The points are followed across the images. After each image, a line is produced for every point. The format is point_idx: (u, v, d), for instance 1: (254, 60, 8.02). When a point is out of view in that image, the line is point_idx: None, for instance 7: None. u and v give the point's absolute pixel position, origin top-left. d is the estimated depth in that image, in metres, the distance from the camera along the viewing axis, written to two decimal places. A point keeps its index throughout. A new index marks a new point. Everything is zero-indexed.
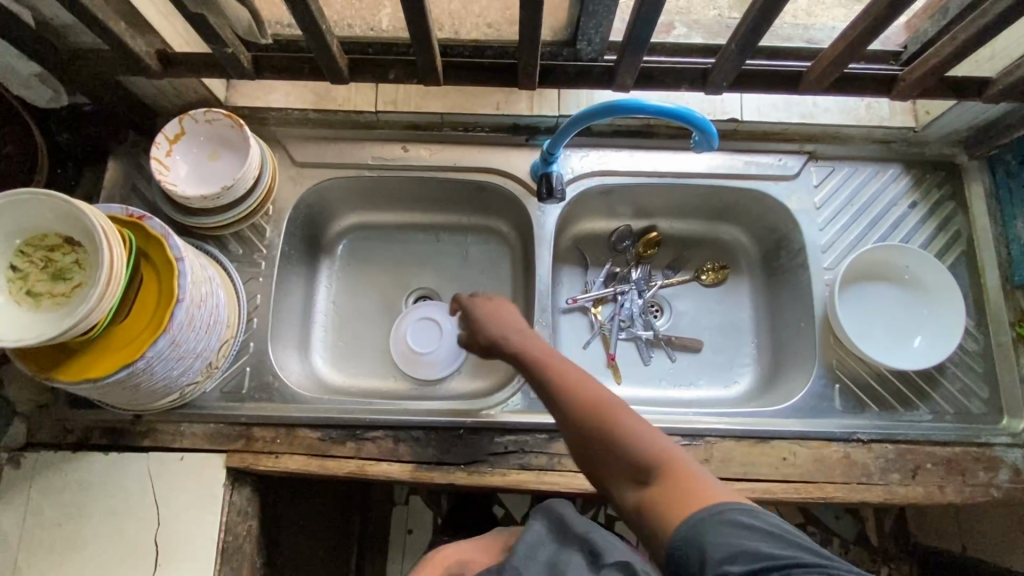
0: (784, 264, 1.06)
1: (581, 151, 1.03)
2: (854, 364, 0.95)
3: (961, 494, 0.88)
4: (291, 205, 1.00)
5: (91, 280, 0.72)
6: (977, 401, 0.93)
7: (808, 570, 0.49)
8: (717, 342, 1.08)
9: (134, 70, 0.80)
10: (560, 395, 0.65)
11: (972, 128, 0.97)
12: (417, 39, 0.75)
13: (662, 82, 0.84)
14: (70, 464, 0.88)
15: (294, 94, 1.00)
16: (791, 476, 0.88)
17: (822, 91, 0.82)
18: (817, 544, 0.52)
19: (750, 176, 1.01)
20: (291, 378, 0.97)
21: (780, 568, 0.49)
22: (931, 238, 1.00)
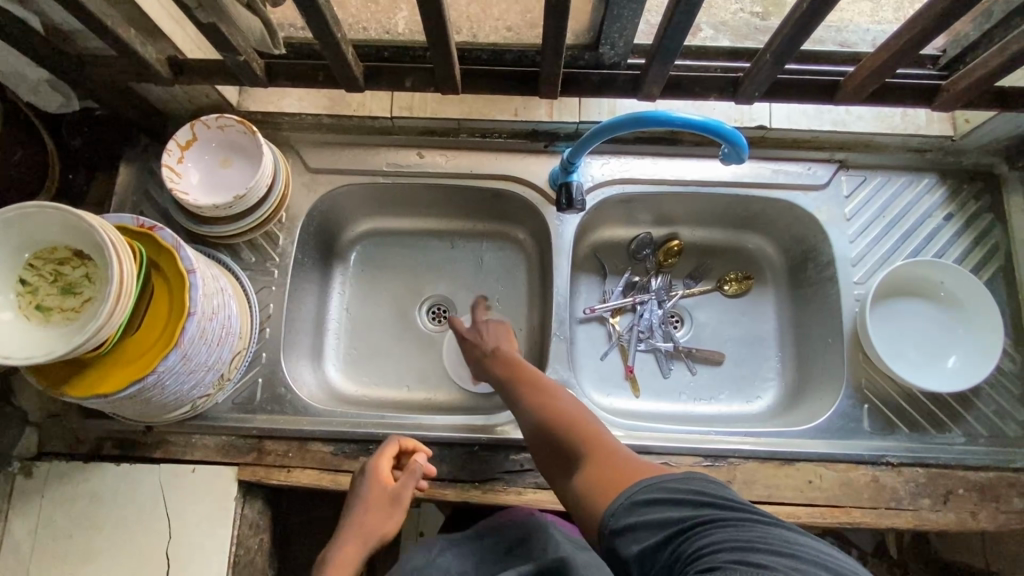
0: (811, 276, 1.02)
1: (602, 159, 0.99)
2: (884, 383, 0.91)
3: (994, 521, 0.85)
4: (305, 212, 0.98)
5: (100, 294, 0.71)
6: (1013, 424, 0.89)
7: (710, 524, 0.54)
8: (739, 355, 1.05)
9: (145, 76, 0.78)
10: (534, 398, 0.79)
11: (1014, 138, 0.93)
12: (435, 45, 0.72)
13: (690, 91, 0.80)
14: (82, 474, 0.87)
15: (308, 99, 0.97)
16: (816, 499, 0.85)
17: (859, 101, 0.78)
18: (731, 500, 0.57)
19: (778, 185, 0.98)
20: (303, 388, 0.96)
21: (682, 531, 0.54)
22: (967, 252, 0.96)
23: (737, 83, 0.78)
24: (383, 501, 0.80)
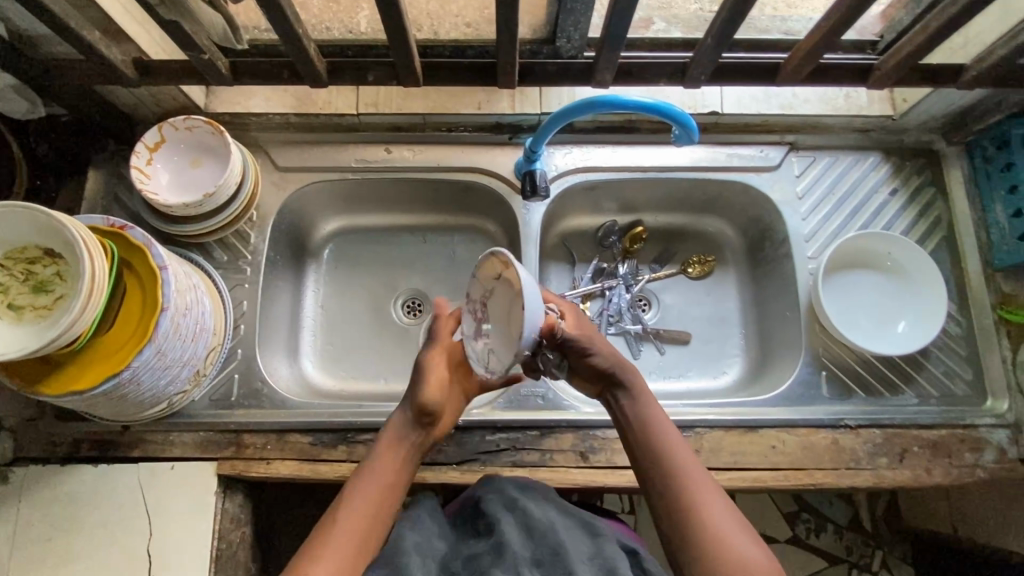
0: (768, 254, 1.07)
1: (564, 148, 1.03)
2: (840, 350, 0.96)
3: (948, 475, 0.90)
4: (276, 210, 1.00)
5: (72, 292, 0.72)
6: (961, 383, 0.95)
7: None
8: (705, 333, 1.09)
9: (111, 78, 0.79)
10: (650, 420, 0.73)
11: (949, 115, 0.99)
12: (395, 40, 0.75)
13: (641, 77, 0.85)
14: (60, 477, 0.88)
15: (274, 99, 0.99)
16: (780, 463, 0.89)
17: (798, 82, 0.83)
18: None
19: (732, 168, 1.02)
20: (280, 383, 0.97)
21: None
22: (912, 224, 1.01)
23: (685, 68, 0.82)
24: (422, 378, 0.79)
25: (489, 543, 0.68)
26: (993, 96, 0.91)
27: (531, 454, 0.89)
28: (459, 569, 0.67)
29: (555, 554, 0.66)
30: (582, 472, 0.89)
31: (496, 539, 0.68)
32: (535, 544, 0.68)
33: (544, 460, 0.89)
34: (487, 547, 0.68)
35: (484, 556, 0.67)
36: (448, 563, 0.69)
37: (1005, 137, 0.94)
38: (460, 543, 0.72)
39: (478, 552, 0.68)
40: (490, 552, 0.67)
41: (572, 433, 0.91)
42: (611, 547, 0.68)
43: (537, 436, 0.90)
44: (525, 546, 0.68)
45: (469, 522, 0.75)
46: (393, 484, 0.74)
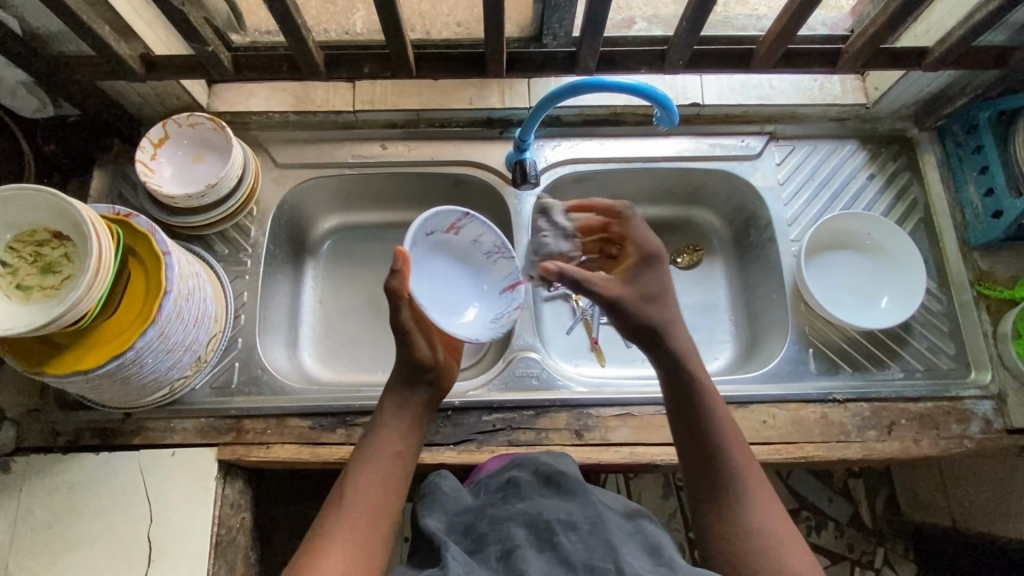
0: (754, 240, 1.10)
1: (553, 142, 1.07)
2: (826, 329, 0.99)
3: (936, 447, 0.91)
4: (275, 205, 1.03)
5: (79, 272, 0.75)
6: (945, 357, 0.97)
7: None
8: (696, 321, 1.11)
9: (119, 74, 0.84)
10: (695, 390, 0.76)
11: (920, 102, 1.04)
12: (390, 32, 0.79)
13: (624, 65, 0.89)
14: (60, 465, 0.88)
15: (274, 98, 1.03)
16: (771, 437, 0.91)
17: (772, 66, 0.89)
18: None
19: (715, 157, 1.06)
20: (278, 371, 0.99)
21: None
22: (891, 207, 1.05)
23: (663, 55, 0.87)
24: (406, 342, 0.79)
25: (522, 505, 0.71)
26: (958, 81, 0.96)
27: (527, 434, 0.91)
28: (486, 532, 0.70)
29: (593, 522, 0.68)
30: (576, 450, 0.90)
31: (530, 504, 0.71)
32: (571, 507, 0.71)
33: (540, 439, 0.91)
34: (518, 510, 0.71)
35: (515, 518, 0.70)
36: (474, 526, 0.72)
37: (973, 120, 0.99)
38: (492, 500, 0.74)
39: (508, 515, 0.71)
40: (522, 515, 0.70)
41: (566, 412, 0.92)
42: (651, 526, 0.71)
43: (533, 415, 0.92)
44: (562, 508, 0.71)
45: (499, 487, 0.77)
46: (402, 454, 0.75)
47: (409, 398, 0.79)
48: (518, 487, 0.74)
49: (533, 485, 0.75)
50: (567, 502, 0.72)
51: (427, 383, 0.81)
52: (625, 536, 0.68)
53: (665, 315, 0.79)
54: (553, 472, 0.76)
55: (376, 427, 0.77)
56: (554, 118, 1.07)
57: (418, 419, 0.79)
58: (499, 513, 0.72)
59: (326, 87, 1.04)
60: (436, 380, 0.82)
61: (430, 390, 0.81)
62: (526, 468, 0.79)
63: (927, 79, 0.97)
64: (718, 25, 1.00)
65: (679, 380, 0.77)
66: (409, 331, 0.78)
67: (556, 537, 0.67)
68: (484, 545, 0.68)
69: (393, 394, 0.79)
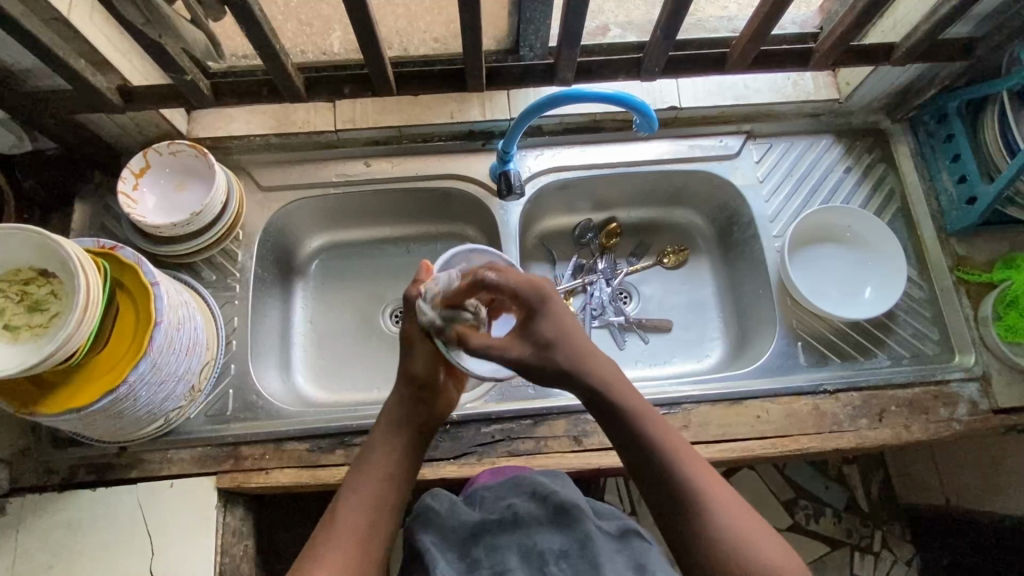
0: (737, 237, 1.11)
1: (535, 151, 1.08)
2: (813, 321, 1.01)
3: (926, 431, 0.93)
4: (260, 228, 1.03)
5: (67, 309, 0.74)
6: (929, 342, 0.99)
7: None
8: (685, 319, 1.13)
9: (97, 106, 0.83)
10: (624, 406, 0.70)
11: (890, 95, 1.06)
12: (369, 52, 0.80)
13: (601, 74, 0.91)
14: (58, 504, 0.87)
15: (255, 122, 1.03)
16: (766, 431, 0.92)
17: (746, 68, 0.90)
18: None
19: (696, 158, 1.08)
20: (273, 394, 0.99)
21: None
22: (868, 198, 1.07)
23: (640, 62, 0.89)
24: (409, 356, 0.77)
25: (517, 534, 0.73)
26: (926, 73, 0.99)
27: (526, 443, 0.92)
28: (479, 556, 0.71)
29: (582, 545, 0.70)
30: (576, 456, 0.91)
31: (525, 532, 0.73)
32: (563, 533, 0.72)
33: (540, 447, 0.91)
34: (513, 539, 0.73)
35: (510, 545, 0.72)
36: (468, 550, 0.73)
37: (942, 111, 1.01)
38: (488, 523, 0.75)
39: (503, 542, 0.72)
40: (517, 544, 0.72)
41: (564, 419, 0.93)
42: (640, 543, 0.72)
43: (532, 424, 0.93)
44: (555, 535, 0.72)
45: (497, 509, 0.77)
46: (394, 476, 0.72)
47: (406, 418, 0.76)
48: (517, 515, 0.75)
49: (531, 512, 0.75)
50: (562, 524, 0.74)
51: (423, 401, 0.78)
52: (610, 553, 0.70)
53: (562, 345, 0.72)
54: (551, 496, 0.76)
55: (369, 446, 0.75)
56: (536, 128, 1.09)
57: (414, 440, 0.76)
58: (495, 539, 0.73)
59: (307, 107, 1.04)
60: (433, 397, 0.78)
61: (424, 407, 0.77)
62: (523, 491, 0.79)
63: (896, 72, 1.00)
64: (691, 29, 1.02)
65: (607, 400, 0.70)
66: (413, 344, 0.76)
67: (547, 566, 0.69)
68: (477, 569, 0.70)
69: (390, 415, 0.77)
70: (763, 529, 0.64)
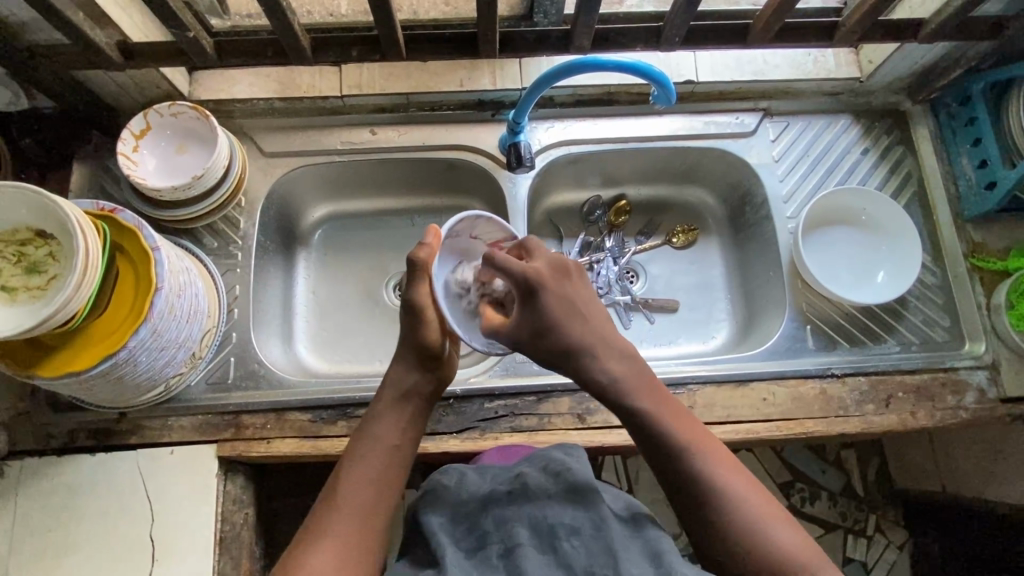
0: (749, 218, 1.09)
1: (546, 123, 1.05)
2: (823, 306, 0.99)
3: (932, 418, 0.93)
4: (263, 195, 1.00)
5: (65, 271, 0.73)
6: (940, 329, 0.98)
7: None
8: (693, 300, 1.11)
9: (95, 63, 0.80)
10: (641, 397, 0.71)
11: (913, 74, 1.03)
12: (379, 12, 0.76)
13: (618, 43, 0.88)
14: (57, 468, 0.87)
15: (258, 84, 1.00)
16: (771, 414, 0.92)
17: (769, 41, 0.87)
18: None
19: (710, 136, 1.05)
20: (275, 364, 0.98)
21: None
22: (885, 181, 1.05)
23: (660, 32, 0.85)
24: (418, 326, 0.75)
25: (527, 505, 0.72)
26: (954, 52, 0.96)
27: (529, 419, 0.91)
28: (489, 528, 0.70)
29: (596, 526, 0.68)
30: (580, 433, 0.90)
31: (537, 505, 0.72)
32: (576, 509, 0.71)
33: (543, 424, 0.91)
34: (524, 511, 0.71)
35: (518, 518, 0.70)
36: (477, 521, 0.72)
37: (966, 93, 0.98)
38: (497, 496, 0.74)
39: (511, 514, 0.71)
40: (527, 517, 0.70)
41: (568, 396, 0.92)
42: (654, 530, 0.70)
43: (535, 400, 0.92)
44: (568, 512, 0.71)
45: (507, 481, 0.77)
46: (402, 448, 0.72)
47: (411, 387, 0.75)
48: (526, 487, 0.74)
49: (541, 484, 0.74)
50: (574, 502, 0.72)
51: (432, 369, 0.77)
52: (624, 540, 0.67)
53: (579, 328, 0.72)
54: (563, 472, 0.75)
55: (376, 416, 0.74)
56: (547, 99, 1.06)
57: (420, 411, 0.75)
58: (503, 511, 0.72)
59: (312, 71, 1.01)
60: (441, 365, 0.77)
61: (430, 378, 0.76)
62: (535, 465, 0.79)
63: (922, 51, 0.96)
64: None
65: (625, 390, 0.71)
66: (420, 313, 0.75)
67: (558, 542, 0.67)
68: (486, 543, 0.69)
69: (395, 384, 0.75)
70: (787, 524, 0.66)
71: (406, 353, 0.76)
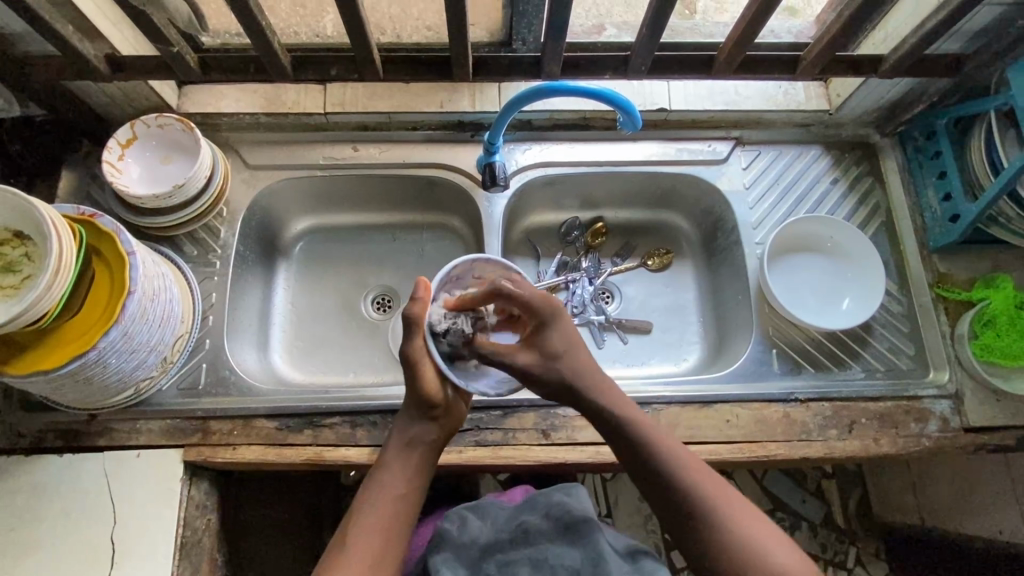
0: (721, 243, 1.12)
1: (523, 146, 1.08)
2: (790, 330, 1.01)
3: (895, 445, 0.93)
4: (245, 205, 1.03)
5: (39, 272, 0.75)
6: (904, 357, 0.99)
7: None
8: (665, 322, 1.13)
9: (84, 74, 0.84)
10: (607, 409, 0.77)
11: (880, 109, 1.07)
12: (355, 33, 0.80)
13: (589, 70, 0.91)
14: (23, 467, 0.88)
15: (245, 99, 1.03)
16: (734, 436, 0.93)
17: (733, 72, 0.90)
18: None
19: (683, 162, 1.08)
20: (248, 371, 0.99)
21: None
22: (853, 211, 1.07)
23: (627, 60, 0.89)
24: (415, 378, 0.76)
25: (528, 549, 0.77)
26: (917, 88, 0.99)
27: (494, 434, 0.92)
28: (492, 571, 0.76)
29: (594, 563, 0.74)
30: (544, 450, 0.91)
31: (536, 548, 0.77)
32: (573, 549, 0.76)
33: (508, 439, 0.91)
34: (524, 555, 0.77)
35: (521, 562, 0.76)
36: (481, 566, 0.77)
37: (931, 127, 1.01)
38: (500, 542, 0.79)
39: (512, 557, 0.77)
40: (529, 558, 0.76)
41: (534, 412, 0.93)
42: (652, 564, 0.75)
43: (500, 415, 0.93)
44: (566, 555, 0.76)
45: (509, 527, 0.81)
46: (407, 496, 0.73)
47: (415, 436, 0.77)
48: (528, 532, 0.79)
49: (540, 527, 0.79)
50: (572, 544, 0.76)
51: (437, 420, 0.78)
52: (621, 570, 0.73)
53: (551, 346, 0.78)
54: (564, 513, 0.79)
55: (382, 465, 0.76)
56: (525, 122, 1.09)
57: (426, 461, 0.77)
58: (506, 555, 0.77)
59: (298, 88, 1.04)
60: (446, 416, 0.79)
61: (436, 428, 0.78)
62: (536, 508, 0.82)
63: (886, 86, 1.00)
64: (686, 32, 1.02)
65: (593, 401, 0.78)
66: (417, 364, 0.75)
67: None
68: None
69: (400, 434, 0.78)
70: (763, 528, 0.70)
71: (412, 404, 0.78)
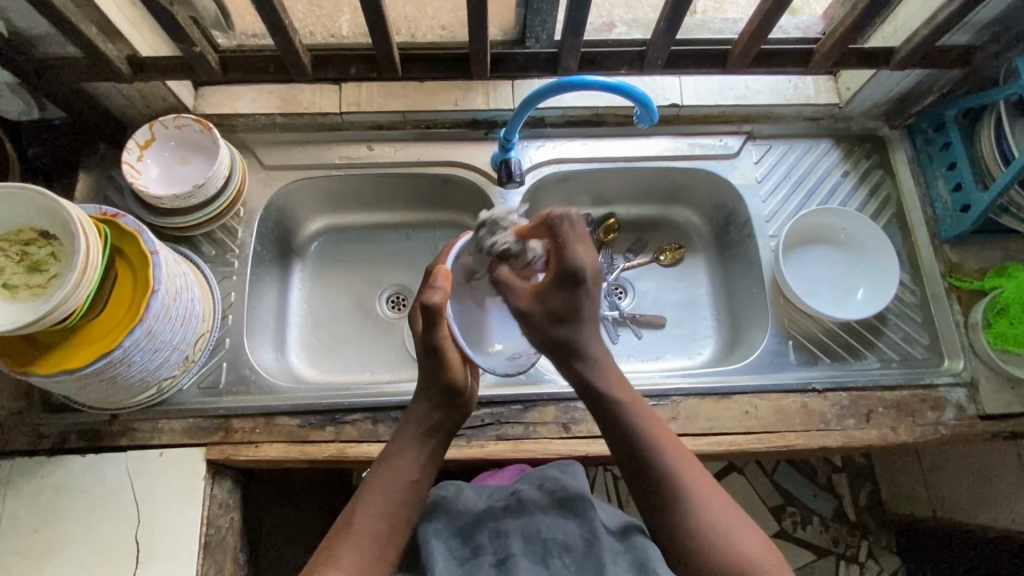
0: (733, 236, 1.13)
1: (536, 143, 1.09)
2: (805, 321, 1.01)
3: (912, 434, 0.94)
4: (262, 206, 1.04)
5: (65, 271, 0.75)
6: (919, 346, 1.00)
7: None
8: (679, 316, 1.13)
9: (106, 75, 0.85)
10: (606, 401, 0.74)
11: (889, 102, 1.08)
12: (376, 32, 0.81)
13: (604, 65, 0.92)
14: (47, 468, 0.88)
15: (261, 100, 1.04)
16: (754, 427, 0.93)
17: (748, 66, 0.91)
18: None
19: (695, 157, 1.09)
20: (267, 370, 0.99)
21: None
22: (864, 202, 1.08)
23: (643, 55, 0.90)
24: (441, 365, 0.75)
25: (523, 520, 0.76)
26: (926, 80, 1.00)
27: (515, 428, 0.92)
28: (484, 541, 0.74)
29: (588, 542, 0.73)
30: (565, 443, 0.91)
31: (531, 519, 0.76)
32: (569, 523, 0.76)
33: (529, 433, 0.92)
34: (518, 525, 0.75)
35: (515, 533, 0.75)
36: (473, 534, 0.76)
37: (940, 119, 1.02)
38: (493, 511, 0.78)
39: (507, 527, 0.75)
40: (521, 531, 0.75)
41: (554, 405, 0.94)
42: (641, 541, 0.75)
43: (521, 409, 0.93)
44: (562, 527, 0.75)
45: (502, 497, 0.80)
46: (420, 483, 0.73)
47: (432, 423, 0.77)
48: (523, 502, 0.78)
49: (536, 499, 0.78)
50: (567, 517, 0.76)
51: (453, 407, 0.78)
52: (615, 556, 0.73)
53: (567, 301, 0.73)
54: (559, 489, 0.79)
55: (396, 448, 0.75)
56: (538, 119, 1.10)
57: (439, 450, 0.77)
58: (499, 524, 0.76)
59: (313, 89, 1.05)
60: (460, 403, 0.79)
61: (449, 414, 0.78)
62: (531, 480, 0.83)
63: (896, 78, 1.01)
64: (697, 29, 1.03)
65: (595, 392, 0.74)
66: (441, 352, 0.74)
67: (550, 557, 0.73)
68: (480, 555, 0.73)
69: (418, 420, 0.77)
70: (751, 527, 0.69)
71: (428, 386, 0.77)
